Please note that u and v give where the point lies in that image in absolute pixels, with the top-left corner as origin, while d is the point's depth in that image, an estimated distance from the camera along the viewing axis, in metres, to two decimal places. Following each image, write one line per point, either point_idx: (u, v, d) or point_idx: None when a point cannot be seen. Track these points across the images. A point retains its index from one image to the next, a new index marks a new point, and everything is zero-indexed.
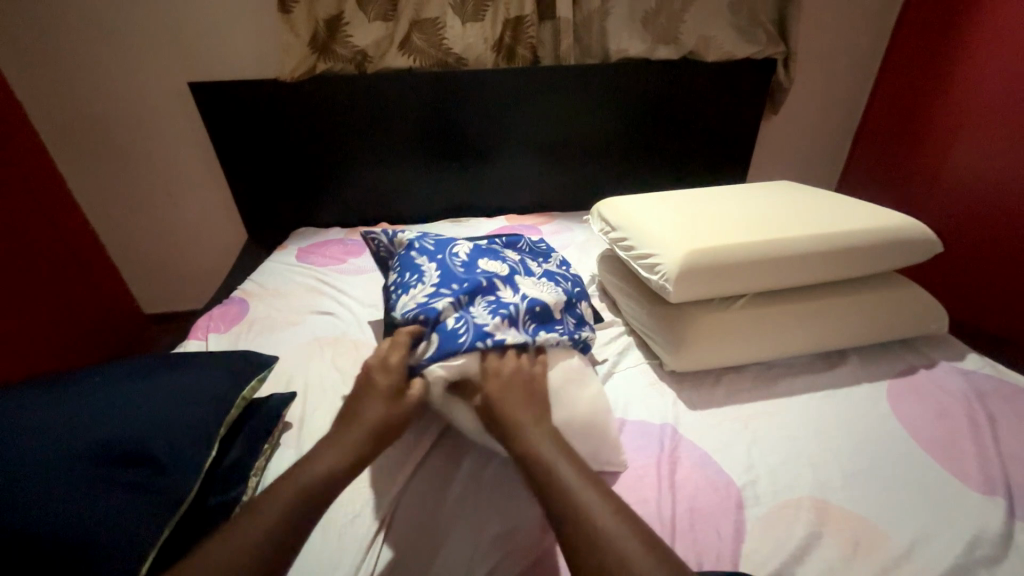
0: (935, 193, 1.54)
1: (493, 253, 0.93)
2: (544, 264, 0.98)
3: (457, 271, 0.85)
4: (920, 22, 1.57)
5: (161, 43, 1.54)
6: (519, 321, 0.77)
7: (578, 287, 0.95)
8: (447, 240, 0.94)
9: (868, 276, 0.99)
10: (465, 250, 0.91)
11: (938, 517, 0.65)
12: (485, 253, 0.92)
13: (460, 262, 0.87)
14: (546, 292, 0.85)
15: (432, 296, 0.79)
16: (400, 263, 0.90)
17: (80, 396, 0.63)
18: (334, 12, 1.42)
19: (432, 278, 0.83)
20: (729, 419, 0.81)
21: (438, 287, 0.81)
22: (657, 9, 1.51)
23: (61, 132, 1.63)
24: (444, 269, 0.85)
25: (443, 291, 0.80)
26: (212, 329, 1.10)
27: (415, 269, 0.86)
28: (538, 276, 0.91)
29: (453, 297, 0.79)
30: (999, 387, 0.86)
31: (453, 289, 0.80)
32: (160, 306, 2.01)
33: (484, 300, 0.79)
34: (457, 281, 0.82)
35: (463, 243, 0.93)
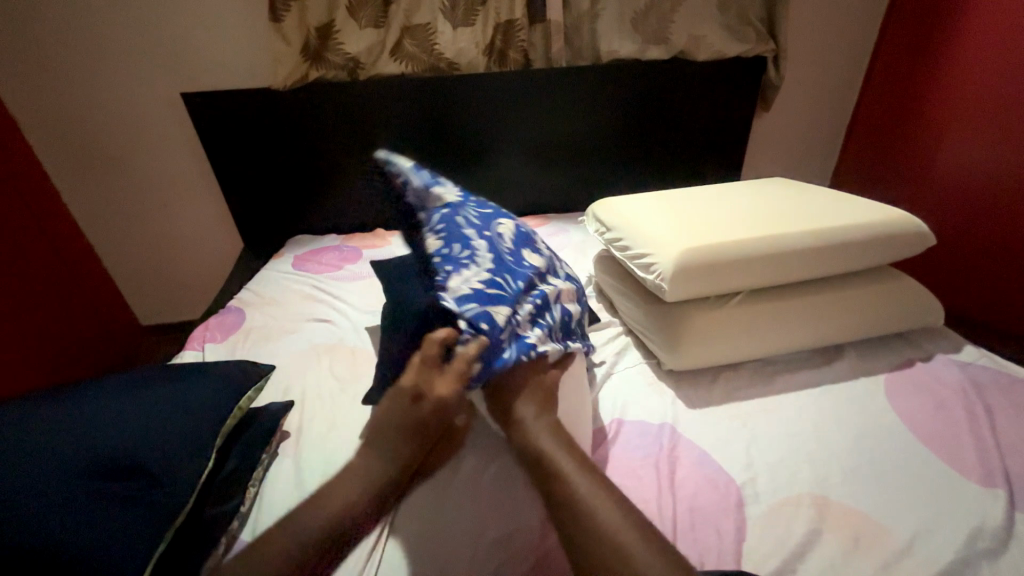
0: (928, 186, 1.54)
1: (528, 243, 0.88)
2: (562, 267, 0.95)
3: (499, 260, 0.79)
4: (907, 17, 1.59)
5: (153, 55, 1.54)
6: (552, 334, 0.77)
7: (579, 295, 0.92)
8: (493, 219, 0.87)
9: (863, 270, 1.00)
10: (509, 237, 0.86)
11: (938, 510, 0.65)
12: (522, 243, 0.87)
13: (505, 251, 0.82)
14: (558, 302, 0.83)
15: (485, 284, 0.72)
16: (447, 231, 0.80)
17: (75, 409, 0.63)
18: (324, 20, 1.43)
19: (483, 261, 0.76)
20: (727, 417, 0.81)
21: (473, 267, 0.74)
22: (646, 10, 1.52)
23: (55, 145, 1.63)
24: (493, 255, 0.79)
25: (493, 282, 0.73)
26: (209, 339, 1.10)
27: (459, 243, 0.78)
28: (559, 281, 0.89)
29: (500, 292, 0.73)
30: (996, 378, 0.86)
31: (500, 281, 0.75)
32: (157, 317, 2.00)
33: (529, 302, 0.76)
34: (504, 273, 0.77)
35: (506, 227, 0.87)
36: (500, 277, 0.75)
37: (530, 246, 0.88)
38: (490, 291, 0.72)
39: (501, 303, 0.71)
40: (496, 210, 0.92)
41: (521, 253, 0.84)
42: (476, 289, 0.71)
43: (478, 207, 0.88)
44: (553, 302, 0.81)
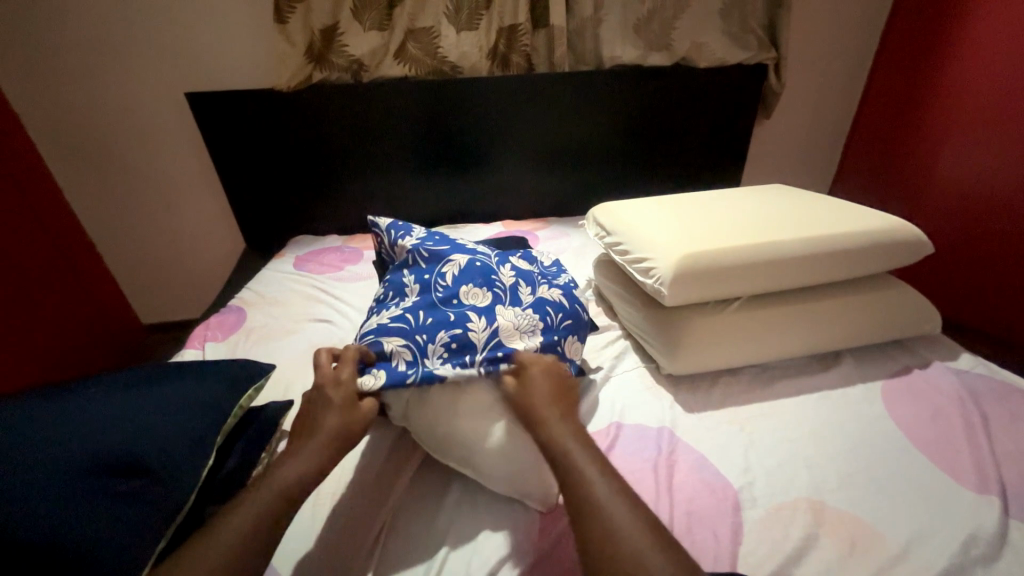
0: (927, 194, 1.55)
1: (484, 273, 0.88)
2: (548, 284, 0.92)
3: (429, 297, 0.83)
4: (907, 26, 1.60)
5: (158, 54, 1.55)
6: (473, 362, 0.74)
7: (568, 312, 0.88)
8: (442, 256, 0.89)
9: (861, 277, 1.00)
10: (453, 272, 0.86)
11: (934, 517, 0.65)
12: (473, 275, 0.86)
13: (440, 287, 0.84)
14: (515, 324, 0.80)
15: (398, 324, 0.79)
16: (394, 279, 0.89)
17: (75, 407, 0.63)
18: (329, 22, 1.44)
19: (407, 303, 0.83)
20: (725, 422, 0.81)
21: (404, 315, 0.80)
22: (649, 17, 1.54)
23: (57, 142, 1.63)
24: (423, 294, 0.83)
25: (404, 321, 0.79)
26: (209, 338, 1.10)
27: (399, 288, 0.86)
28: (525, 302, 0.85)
29: (414, 327, 0.78)
30: (992, 386, 0.87)
31: (414, 319, 0.79)
32: (156, 316, 2.00)
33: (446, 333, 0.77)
34: (427, 311, 0.81)
35: (457, 260, 0.88)
36: (422, 314, 0.80)
37: (486, 277, 0.87)
38: (402, 329, 0.78)
39: (409, 339, 0.76)
40: (461, 244, 0.94)
41: (462, 286, 0.84)
42: (387, 330, 0.78)
43: (432, 244, 0.92)
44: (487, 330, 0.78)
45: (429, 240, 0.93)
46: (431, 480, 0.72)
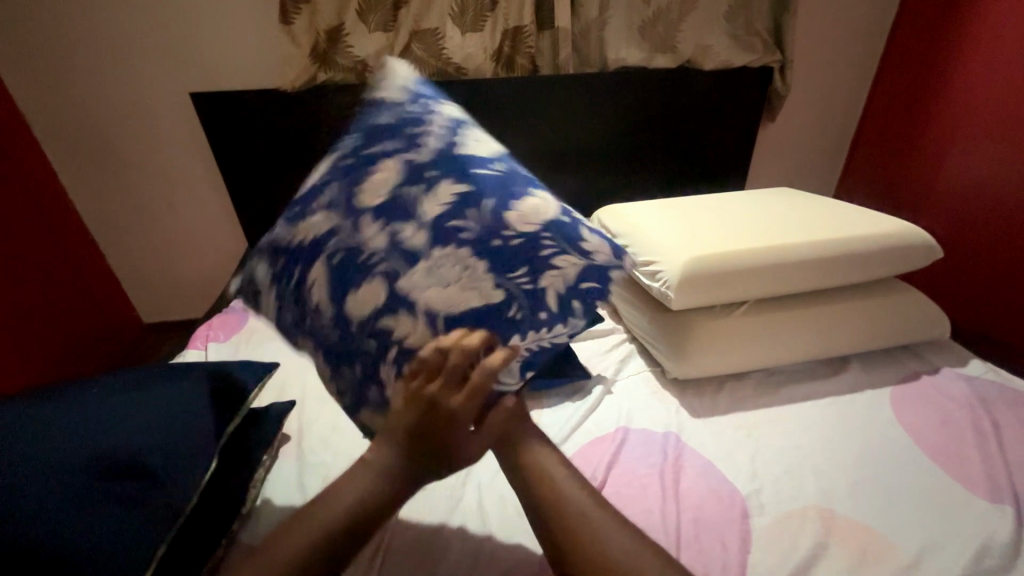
0: (933, 199, 1.54)
1: (348, 258, 0.68)
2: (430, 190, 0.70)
3: (382, 295, 0.67)
4: (913, 29, 1.60)
5: (163, 54, 1.55)
6: (542, 303, 0.70)
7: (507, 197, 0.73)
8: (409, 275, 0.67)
9: (869, 283, 0.99)
10: (322, 281, 0.68)
11: (948, 527, 0.64)
12: (342, 269, 0.68)
13: (377, 254, 0.68)
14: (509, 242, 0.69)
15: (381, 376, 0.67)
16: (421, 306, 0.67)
17: (86, 406, 0.64)
18: (334, 23, 1.44)
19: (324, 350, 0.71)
20: (732, 427, 0.80)
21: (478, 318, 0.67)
22: (654, 19, 1.53)
23: (62, 140, 1.63)
24: (322, 326, 0.70)
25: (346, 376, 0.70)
26: (212, 339, 1.10)
27: (303, 334, 0.73)
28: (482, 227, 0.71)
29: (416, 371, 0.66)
30: (1004, 393, 0.86)
31: (370, 329, 0.67)
32: (158, 315, 2.00)
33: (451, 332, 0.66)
34: (392, 315, 0.67)
35: (311, 267, 0.69)
36: (392, 324, 0.67)
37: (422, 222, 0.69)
38: (379, 369, 0.68)
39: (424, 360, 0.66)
40: (295, 246, 0.71)
41: (346, 291, 0.68)
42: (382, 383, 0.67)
43: (275, 264, 0.73)
44: (474, 268, 0.67)
45: (273, 261, 0.73)
46: None
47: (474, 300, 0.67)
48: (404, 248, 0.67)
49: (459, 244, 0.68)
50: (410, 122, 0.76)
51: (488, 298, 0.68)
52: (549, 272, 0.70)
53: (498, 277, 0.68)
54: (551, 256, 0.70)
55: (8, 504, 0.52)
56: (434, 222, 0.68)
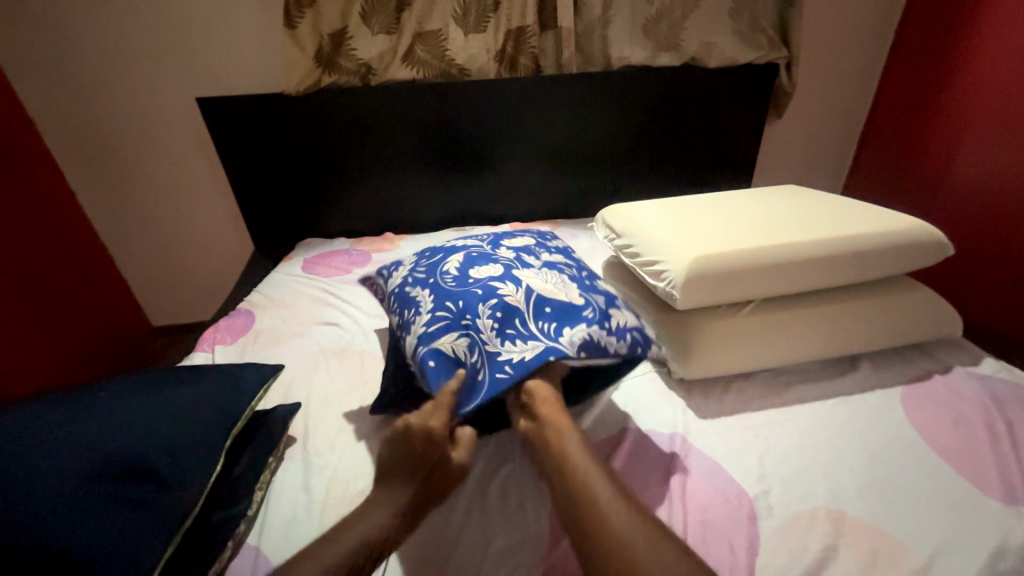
0: (944, 195, 1.52)
1: (485, 256, 0.88)
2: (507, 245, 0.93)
3: (499, 274, 0.83)
4: (921, 23, 1.58)
5: (170, 59, 1.56)
6: (605, 317, 0.78)
7: (582, 270, 0.91)
8: (483, 287, 0.80)
9: (879, 281, 0.98)
10: (457, 263, 0.87)
11: (961, 529, 0.63)
12: (478, 259, 0.87)
13: (504, 258, 0.88)
14: (558, 278, 0.84)
15: (476, 319, 0.75)
16: (492, 305, 0.76)
17: (95, 409, 0.65)
18: (338, 27, 1.45)
19: (428, 306, 0.80)
20: (739, 428, 0.79)
21: (542, 324, 0.75)
22: (658, 16, 1.52)
23: (71, 146, 1.66)
24: (437, 292, 0.82)
25: (445, 316, 0.77)
26: (219, 341, 1.11)
27: (413, 303, 0.83)
28: (539, 266, 0.87)
29: (506, 329, 0.74)
30: (1018, 392, 0.84)
31: (480, 288, 0.80)
32: (166, 318, 2.02)
33: (541, 308, 0.77)
34: (500, 283, 0.80)
35: (454, 256, 0.89)
36: (499, 287, 0.79)
37: (486, 257, 0.88)
38: (476, 315, 0.76)
39: (515, 320, 0.75)
40: (450, 245, 0.96)
41: (472, 268, 0.85)
42: (477, 329, 0.74)
43: (427, 258, 0.93)
44: (566, 283, 0.84)
45: (421, 258, 0.94)
46: None
47: (564, 296, 0.80)
48: (522, 260, 0.88)
49: (560, 271, 0.87)
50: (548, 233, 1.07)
51: (573, 297, 0.80)
52: (623, 310, 0.82)
53: (586, 293, 0.82)
54: (626, 310, 0.84)
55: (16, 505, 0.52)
56: (540, 254, 0.91)
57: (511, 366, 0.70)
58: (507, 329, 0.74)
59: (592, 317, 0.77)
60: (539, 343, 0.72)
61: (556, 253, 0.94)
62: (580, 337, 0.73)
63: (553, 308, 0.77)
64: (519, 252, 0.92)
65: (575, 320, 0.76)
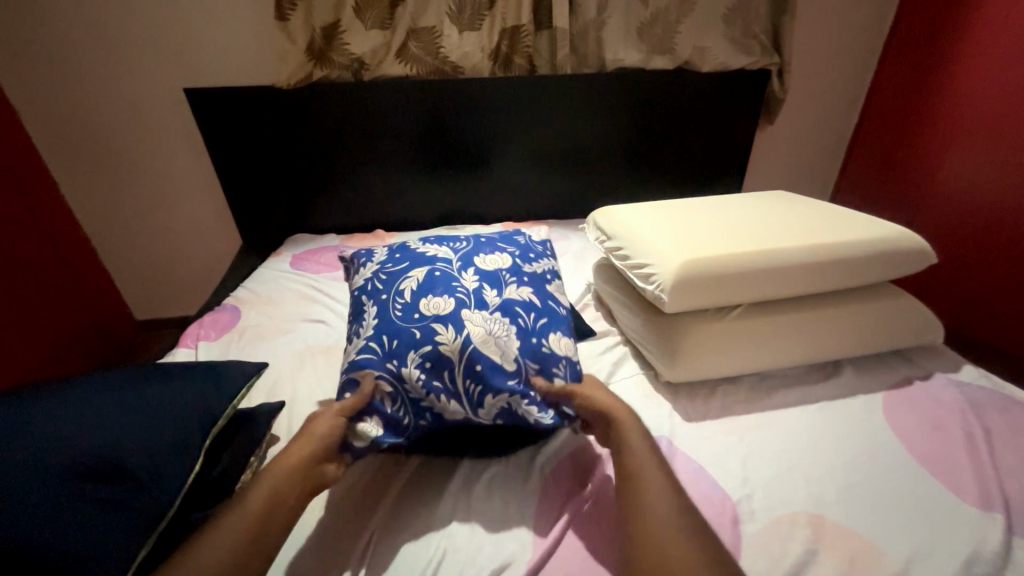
0: (929, 203, 1.55)
1: (445, 281, 0.82)
2: (475, 271, 0.85)
3: (444, 312, 0.77)
4: (911, 33, 1.60)
5: (157, 48, 1.53)
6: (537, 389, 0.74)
7: (543, 312, 0.83)
8: (418, 330, 0.76)
9: (864, 288, 0.99)
10: (413, 284, 0.83)
11: (937, 534, 0.64)
12: (433, 286, 0.82)
13: (463, 289, 0.81)
14: (498, 333, 0.77)
15: (403, 367, 0.73)
16: (416, 355, 0.74)
17: (71, 405, 0.63)
18: (330, 20, 1.43)
19: (368, 331, 0.79)
20: (725, 431, 0.80)
21: (468, 386, 0.73)
22: (653, 19, 1.53)
23: (53, 134, 1.61)
24: (382, 315, 0.80)
25: (374, 351, 0.76)
26: (203, 337, 1.09)
27: (361, 318, 0.84)
28: (493, 309, 0.80)
29: (431, 380, 0.73)
30: (995, 400, 0.86)
31: (419, 327, 0.76)
32: (149, 312, 1.98)
33: (471, 367, 0.73)
34: (441, 327, 0.76)
35: (415, 275, 0.84)
36: (438, 331, 0.75)
37: (447, 284, 0.81)
38: (404, 361, 0.74)
39: (443, 373, 0.73)
40: (421, 254, 0.89)
41: (423, 298, 0.80)
42: (401, 377, 0.73)
43: (392, 265, 0.89)
44: (510, 339, 0.77)
45: (389, 261, 0.91)
46: (425, 484, 0.72)
47: (497, 357, 0.74)
48: (480, 296, 0.81)
49: (511, 319, 0.79)
50: (537, 248, 0.98)
51: (508, 362, 0.75)
52: (562, 375, 0.77)
53: (523, 357, 0.76)
54: (563, 378, 0.76)
55: None
56: (504, 287, 0.84)
57: (427, 421, 0.73)
58: (434, 380, 0.73)
59: (517, 389, 0.73)
60: (458, 411, 0.73)
61: (526, 286, 0.85)
62: (498, 409, 0.73)
63: (482, 371, 0.73)
64: (483, 281, 0.84)
65: (500, 388, 0.73)
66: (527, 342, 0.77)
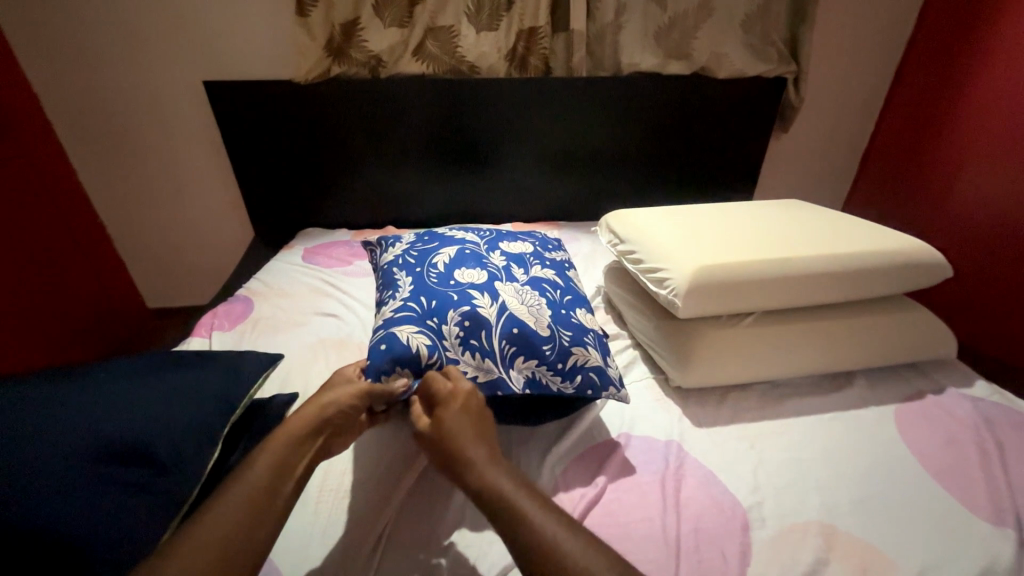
0: (944, 216, 1.53)
1: (475, 258, 0.93)
2: (506, 253, 0.98)
3: (480, 282, 0.87)
4: (930, 44, 1.59)
5: (177, 40, 1.55)
6: (567, 359, 0.80)
7: (568, 297, 0.92)
8: (459, 296, 0.83)
9: (879, 299, 0.99)
10: (446, 258, 0.93)
11: (950, 548, 0.64)
12: (466, 260, 0.92)
13: (493, 265, 0.92)
14: (528, 304, 0.85)
15: (443, 324, 0.79)
16: (457, 317, 0.80)
17: (94, 390, 0.64)
18: (350, 17, 1.44)
19: (405, 292, 0.86)
20: (735, 438, 0.80)
21: (503, 346, 0.78)
22: (671, 24, 1.53)
23: (72, 123, 1.64)
24: (418, 282, 0.88)
25: (413, 309, 0.81)
26: (216, 327, 1.10)
27: (395, 285, 0.90)
28: (523, 284, 0.90)
29: (470, 339, 0.78)
30: (1010, 416, 0.85)
31: (456, 291, 0.84)
32: (162, 302, 2.00)
33: (508, 329, 0.80)
34: (478, 294, 0.84)
35: (447, 250, 0.94)
36: (476, 297, 0.83)
37: (478, 260, 0.92)
38: (443, 319, 0.80)
39: (480, 333, 0.79)
40: (448, 237, 1.01)
41: (457, 269, 0.90)
42: (440, 334, 0.78)
43: (421, 244, 0.99)
44: (541, 308, 0.86)
45: (418, 243, 1.01)
46: (435, 480, 0.73)
47: (532, 323, 0.82)
48: (509, 272, 0.92)
49: (541, 292, 0.89)
50: (553, 243, 1.10)
51: (541, 328, 0.82)
52: (589, 348, 0.83)
53: (555, 324, 0.84)
54: (593, 348, 0.84)
55: (15, 480, 0.52)
56: (530, 267, 0.95)
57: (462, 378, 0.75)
58: (471, 339, 0.78)
59: (549, 355, 0.79)
60: (494, 369, 0.76)
61: (548, 269, 0.97)
62: (529, 375, 0.77)
63: (518, 333, 0.79)
64: (511, 262, 0.95)
65: (534, 352, 0.78)
66: (556, 315, 0.86)
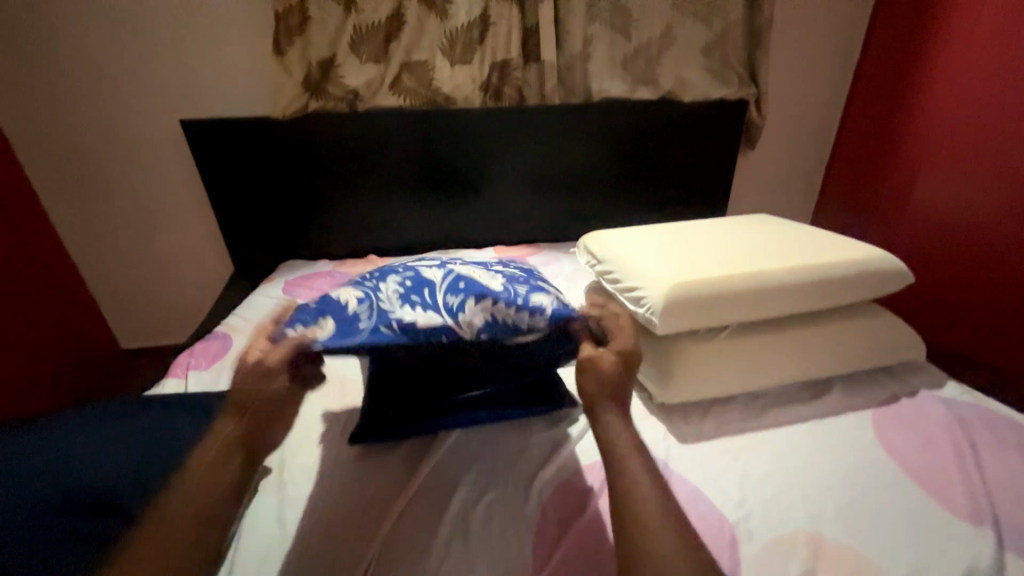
0: (906, 224, 1.60)
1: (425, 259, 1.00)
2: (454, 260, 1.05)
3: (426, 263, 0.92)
4: (878, 66, 1.70)
5: (154, 81, 1.57)
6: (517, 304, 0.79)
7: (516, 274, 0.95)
8: (402, 272, 0.87)
9: (850, 307, 1.02)
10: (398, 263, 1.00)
11: (933, 551, 0.64)
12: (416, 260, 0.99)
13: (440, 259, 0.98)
14: (474, 271, 0.88)
15: (382, 288, 0.83)
16: (393, 284, 0.83)
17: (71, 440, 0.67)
18: (327, 54, 1.49)
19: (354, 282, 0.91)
20: (720, 452, 0.81)
21: (443, 298, 0.79)
22: (636, 53, 1.61)
23: (45, 166, 1.62)
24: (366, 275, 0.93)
25: (356, 283, 0.86)
26: (193, 366, 1.08)
27: None
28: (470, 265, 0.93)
29: (409, 294, 0.80)
30: (980, 415, 0.88)
31: (401, 269, 0.89)
32: (137, 342, 1.95)
33: (449, 285, 0.82)
34: (422, 269, 0.88)
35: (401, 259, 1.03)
36: (419, 271, 0.87)
37: (426, 259, 0.99)
38: (382, 285, 0.84)
39: (420, 290, 0.81)
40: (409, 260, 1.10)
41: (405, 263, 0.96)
42: (378, 291, 0.82)
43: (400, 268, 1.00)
44: (488, 273, 0.88)
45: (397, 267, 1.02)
46: (420, 513, 0.71)
47: (477, 278, 0.84)
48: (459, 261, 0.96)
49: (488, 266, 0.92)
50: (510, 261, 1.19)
51: (486, 282, 0.83)
52: (540, 296, 0.82)
53: (501, 280, 0.85)
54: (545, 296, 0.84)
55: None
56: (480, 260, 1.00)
57: (397, 324, 0.76)
58: (410, 295, 0.80)
59: (499, 298, 0.80)
60: (435, 316, 0.77)
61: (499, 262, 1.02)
62: (476, 319, 0.77)
63: (461, 286, 0.81)
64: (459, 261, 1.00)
65: (480, 296, 0.79)
66: (503, 276, 0.87)
